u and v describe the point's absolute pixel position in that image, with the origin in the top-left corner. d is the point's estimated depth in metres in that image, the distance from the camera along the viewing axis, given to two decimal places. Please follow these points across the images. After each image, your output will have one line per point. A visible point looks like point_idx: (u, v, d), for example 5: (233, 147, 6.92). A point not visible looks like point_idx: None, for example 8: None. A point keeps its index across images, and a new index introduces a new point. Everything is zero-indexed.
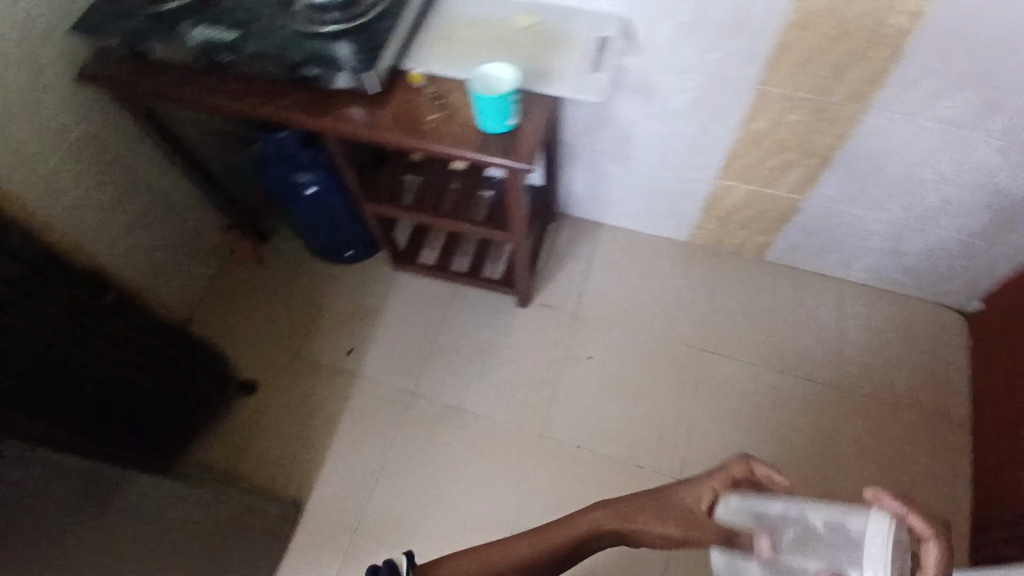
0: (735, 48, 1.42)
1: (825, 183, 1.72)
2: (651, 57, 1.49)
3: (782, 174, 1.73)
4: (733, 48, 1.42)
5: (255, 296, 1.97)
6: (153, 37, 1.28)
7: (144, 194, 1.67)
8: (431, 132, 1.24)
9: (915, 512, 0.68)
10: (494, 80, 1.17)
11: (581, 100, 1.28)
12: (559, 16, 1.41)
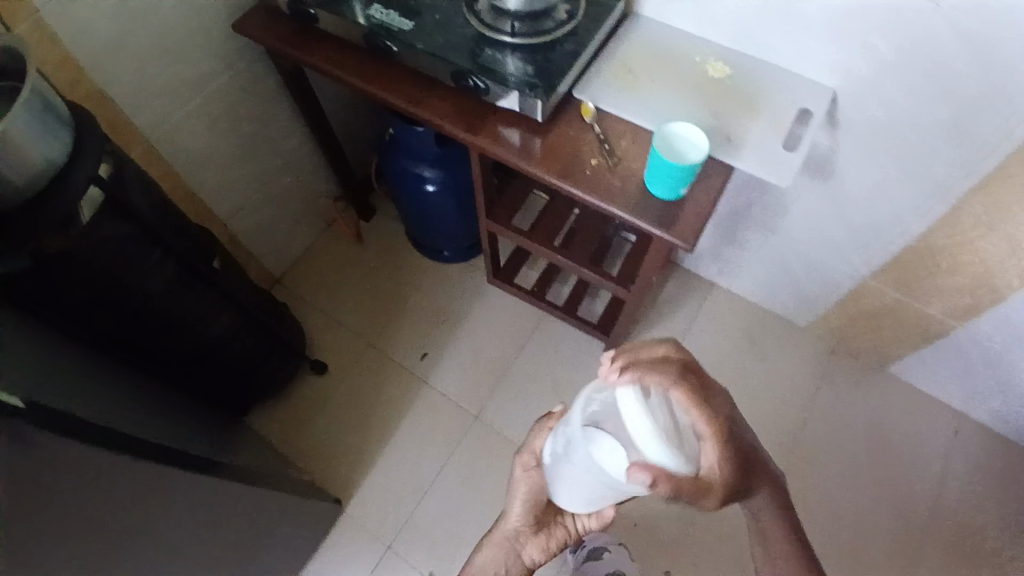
0: (950, 152, 1.21)
1: (998, 318, 1.48)
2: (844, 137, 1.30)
3: (948, 293, 1.51)
4: (947, 152, 1.21)
5: (345, 273, 1.93)
6: (322, 6, 1.20)
7: (265, 150, 1.62)
8: (589, 177, 1.11)
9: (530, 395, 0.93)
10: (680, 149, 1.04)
11: (769, 180, 1.10)
12: (757, 70, 1.24)
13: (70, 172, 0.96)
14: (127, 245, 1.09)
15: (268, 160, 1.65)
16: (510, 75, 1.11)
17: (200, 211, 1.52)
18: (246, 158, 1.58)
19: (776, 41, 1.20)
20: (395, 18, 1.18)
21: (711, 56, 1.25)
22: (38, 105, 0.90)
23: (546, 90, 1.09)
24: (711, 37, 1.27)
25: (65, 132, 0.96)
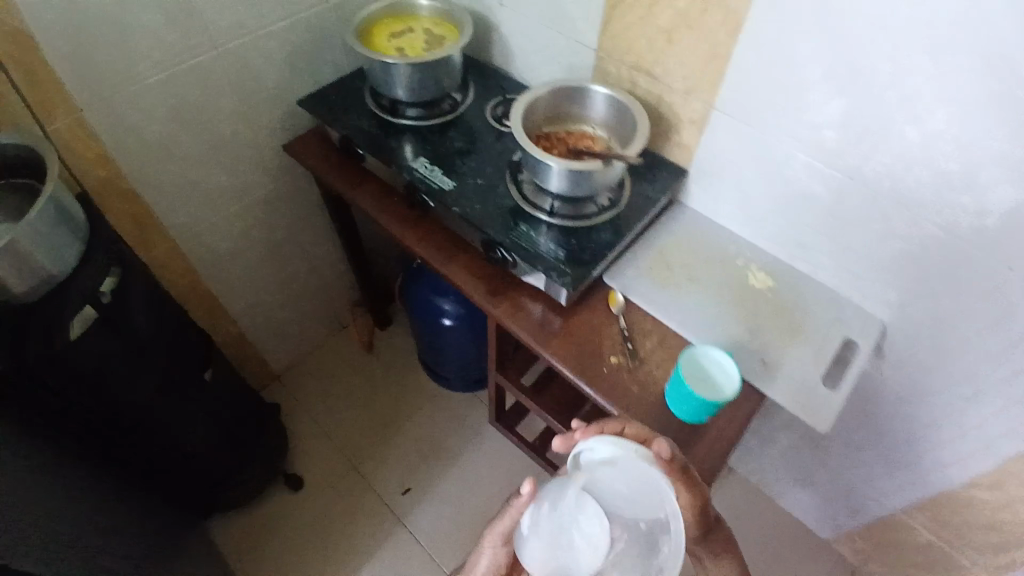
0: (1010, 416, 1.08)
1: None
2: (892, 371, 1.18)
3: (998, 556, 1.31)
4: (1007, 414, 1.08)
5: (345, 382, 1.85)
6: (372, 151, 1.22)
7: (292, 254, 1.61)
8: (604, 378, 1.03)
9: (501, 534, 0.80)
10: (712, 378, 0.95)
11: (808, 424, 1.00)
12: (803, 287, 1.16)
13: (75, 284, 0.94)
14: (110, 357, 1.05)
15: (292, 263, 1.63)
16: (540, 255, 1.06)
17: (210, 307, 1.49)
18: (270, 260, 1.56)
19: (827, 263, 1.13)
20: (436, 174, 1.19)
21: (756, 264, 1.18)
22: (55, 211, 0.89)
23: (575, 278, 1.04)
24: (757, 241, 1.21)
25: (77, 245, 0.96)
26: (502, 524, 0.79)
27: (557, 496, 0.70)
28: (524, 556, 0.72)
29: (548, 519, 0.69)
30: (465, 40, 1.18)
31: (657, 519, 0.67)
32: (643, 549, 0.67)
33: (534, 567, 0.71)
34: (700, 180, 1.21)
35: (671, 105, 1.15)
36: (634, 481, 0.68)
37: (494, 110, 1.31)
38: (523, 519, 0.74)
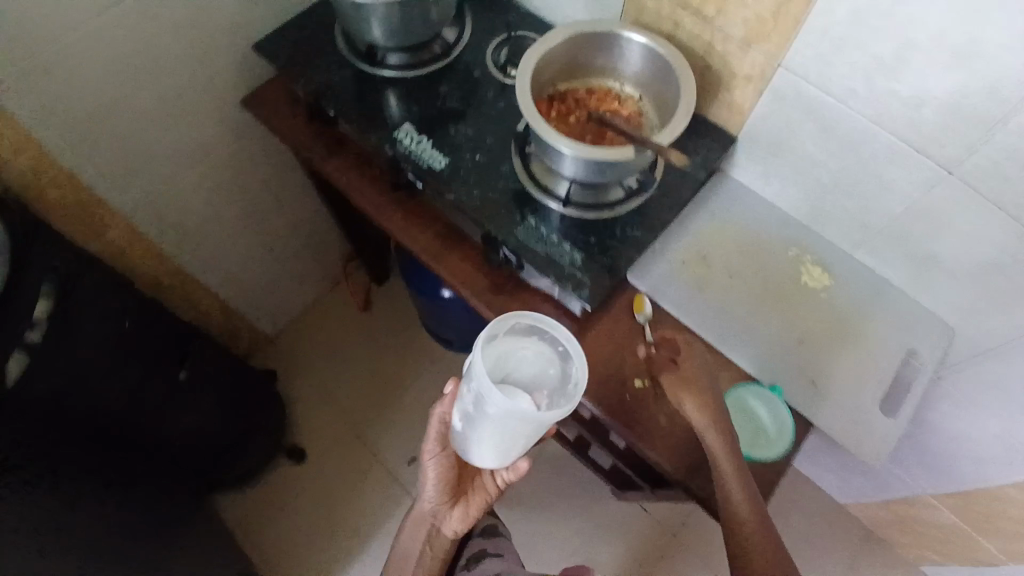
0: None
1: None
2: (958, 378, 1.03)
3: None
4: None
5: (343, 344, 1.74)
6: (347, 115, 0.99)
7: (270, 215, 1.42)
8: (625, 403, 0.88)
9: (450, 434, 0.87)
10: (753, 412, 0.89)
11: (863, 458, 0.88)
12: (861, 284, 0.98)
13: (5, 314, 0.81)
14: (63, 390, 0.90)
15: (272, 224, 1.45)
16: (552, 259, 0.88)
17: (184, 282, 1.33)
18: (246, 225, 1.38)
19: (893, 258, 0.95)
20: (424, 145, 0.97)
21: (809, 253, 0.99)
22: None
23: (593, 291, 0.86)
24: (811, 224, 1.01)
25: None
26: (439, 424, 0.86)
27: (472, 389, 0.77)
28: (473, 438, 0.82)
29: (474, 411, 0.78)
30: None
31: (561, 359, 0.78)
32: (560, 394, 0.77)
33: (487, 443, 0.81)
34: (751, 148, 0.98)
35: (723, 57, 0.90)
36: (525, 335, 0.79)
37: (495, 54, 1.05)
38: (458, 415, 0.82)
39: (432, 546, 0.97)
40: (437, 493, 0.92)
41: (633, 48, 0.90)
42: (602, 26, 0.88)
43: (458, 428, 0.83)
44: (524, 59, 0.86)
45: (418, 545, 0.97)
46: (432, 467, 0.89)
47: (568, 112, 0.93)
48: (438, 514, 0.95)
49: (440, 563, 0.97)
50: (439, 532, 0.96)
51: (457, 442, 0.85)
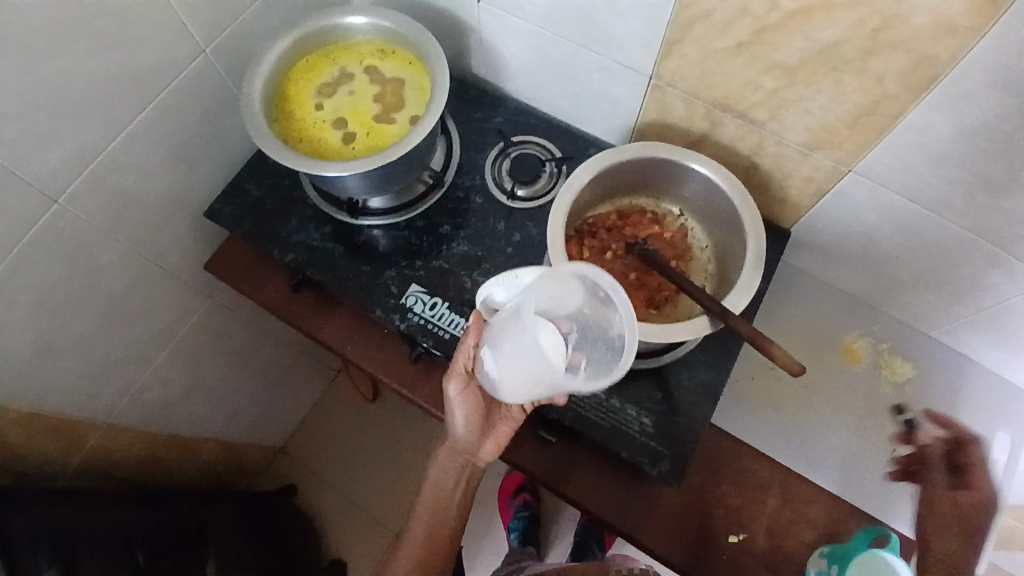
0: None
1: None
2: None
3: None
4: None
5: (360, 443, 1.56)
6: (341, 283, 0.84)
7: (260, 347, 1.23)
8: (720, 560, 0.79)
9: (462, 401, 0.73)
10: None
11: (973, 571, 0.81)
12: (944, 371, 0.88)
13: None
14: None
15: (263, 355, 1.26)
16: (621, 431, 0.77)
17: (176, 446, 1.16)
18: (234, 368, 1.20)
19: (980, 342, 0.84)
20: (439, 308, 0.82)
21: (885, 343, 0.89)
22: None
23: (674, 460, 0.76)
24: (882, 307, 0.90)
25: None
26: (463, 361, 0.70)
27: (514, 322, 0.61)
28: (506, 384, 0.64)
29: (511, 356, 0.61)
30: (443, 101, 0.75)
31: (603, 304, 0.59)
32: (594, 339, 0.59)
33: (523, 390, 0.63)
34: (813, 241, 0.86)
35: (775, 158, 0.76)
36: (569, 283, 0.60)
37: (495, 172, 0.88)
38: (490, 358, 0.64)
39: (464, 474, 0.79)
40: (469, 422, 0.75)
41: (676, 170, 0.76)
42: (632, 153, 0.75)
43: (491, 374, 0.64)
44: (553, 211, 0.73)
45: (450, 470, 0.79)
46: (462, 397, 0.73)
47: (603, 248, 0.79)
48: (470, 449, 0.77)
49: (465, 500, 0.79)
50: (468, 462, 0.78)
51: (488, 388, 0.67)
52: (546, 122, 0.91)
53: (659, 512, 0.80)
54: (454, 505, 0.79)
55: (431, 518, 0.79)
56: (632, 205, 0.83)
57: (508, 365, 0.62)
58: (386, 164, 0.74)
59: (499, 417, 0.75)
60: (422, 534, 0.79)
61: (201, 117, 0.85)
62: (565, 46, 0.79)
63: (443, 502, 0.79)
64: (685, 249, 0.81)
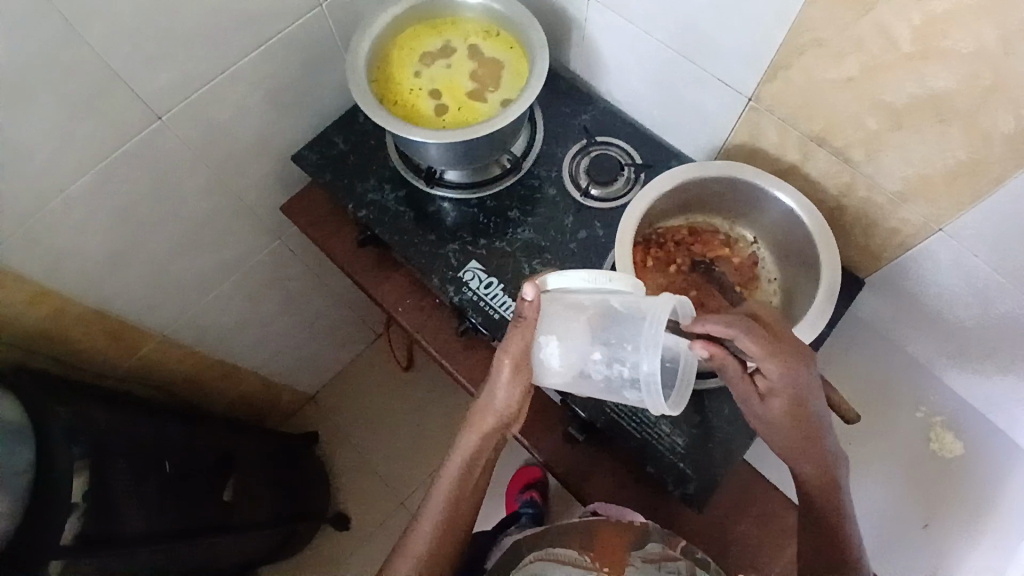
0: None
1: None
2: None
3: None
4: None
5: (387, 409, 1.60)
6: (405, 247, 0.86)
7: (313, 296, 1.27)
8: None
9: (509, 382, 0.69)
10: None
11: None
12: (997, 456, 0.84)
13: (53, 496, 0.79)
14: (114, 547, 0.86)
15: (315, 304, 1.30)
16: (652, 447, 0.77)
17: (219, 372, 1.22)
18: (287, 310, 1.25)
19: None
20: (494, 289, 0.84)
21: (939, 416, 0.86)
22: None
23: (700, 485, 0.75)
24: (945, 377, 0.86)
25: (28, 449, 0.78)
26: (520, 344, 0.67)
27: (598, 332, 0.64)
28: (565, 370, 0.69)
29: (585, 355, 0.65)
30: (538, 89, 0.76)
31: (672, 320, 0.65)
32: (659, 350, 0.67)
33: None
34: (885, 295, 0.83)
35: (863, 202, 0.74)
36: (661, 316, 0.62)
37: (573, 167, 0.89)
38: (559, 356, 0.67)
39: (491, 450, 0.75)
40: (512, 399, 0.71)
41: (757, 196, 0.75)
42: (715, 171, 0.74)
43: (551, 364, 0.67)
44: (626, 215, 0.73)
45: (480, 447, 0.74)
46: (513, 377, 0.69)
47: (668, 260, 0.79)
48: (506, 424, 0.74)
49: (486, 476, 0.76)
50: (498, 437, 0.75)
51: (534, 371, 0.70)
52: (633, 128, 0.91)
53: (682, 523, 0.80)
54: (478, 484, 0.75)
55: (455, 493, 0.73)
56: (704, 224, 0.82)
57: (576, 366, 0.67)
58: (471, 139, 0.76)
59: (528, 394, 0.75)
60: (446, 508, 0.72)
61: (305, 66, 0.89)
62: (668, 54, 0.79)
63: (469, 478, 0.74)
64: (751, 277, 0.80)
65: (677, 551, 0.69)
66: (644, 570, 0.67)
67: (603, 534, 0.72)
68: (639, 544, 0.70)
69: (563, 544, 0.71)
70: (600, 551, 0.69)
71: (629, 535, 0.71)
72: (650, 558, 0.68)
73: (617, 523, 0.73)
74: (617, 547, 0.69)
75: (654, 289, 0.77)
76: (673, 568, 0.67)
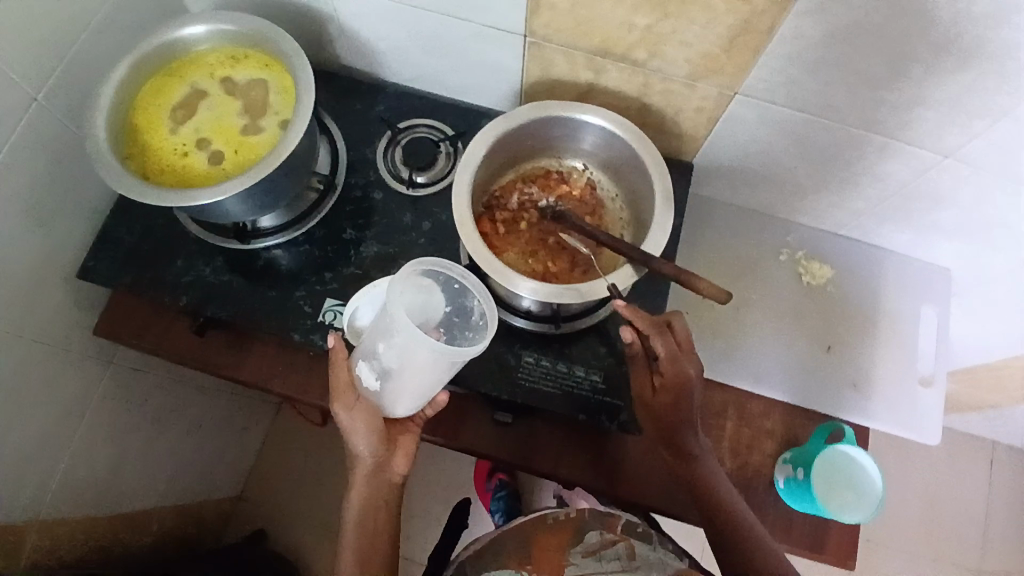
0: None
1: None
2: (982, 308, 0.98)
3: None
4: None
5: (321, 466, 1.49)
6: (248, 315, 0.78)
7: (183, 400, 1.14)
8: None
9: (359, 420, 0.68)
10: (848, 491, 0.75)
11: (910, 436, 0.84)
12: (861, 263, 0.91)
13: None
14: None
15: (189, 407, 1.16)
16: (573, 395, 0.76)
17: (117, 526, 1.06)
18: (160, 428, 1.10)
19: (882, 229, 0.88)
20: None
21: (800, 249, 0.91)
22: None
23: (631, 410, 0.76)
24: (789, 215, 0.92)
25: None
26: (338, 385, 0.67)
27: (381, 334, 0.64)
28: (394, 392, 0.67)
29: (389, 361, 0.64)
30: (312, 101, 0.69)
31: (458, 296, 0.66)
32: (461, 328, 0.65)
33: (411, 388, 0.66)
34: (713, 169, 0.87)
35: (664, 95, 0.76)
36: (425, 283, 0.65)
37: (389, 163, 0.83)
38: (369, 371, 0.66)
39: (383, 500, 0.73)
40: (372, 443, 0.70)
41: (564, 126, 0.75)
42: (520, 115, 0.72)
43: (375, 387, 0.66)
44: (455, 195, 0.70)
45: (367, 503, 0.73)
46: (354, 421, 0.68)
47: (515, 217, 0.77)
48: (381, 468, 0.72)
49: (391, 518, 0.74)
50: (384, 484, 0.73)
51: (377, 405, 0.68)
52: (432, 101, 0.87)
53: (636, 449, 0.81)
54: (381, 520, 0.73)
55: (359, 551, 0.72)
56: (534, 168, 0.81)
57: (401, 377, 0.65)
58: (264, 178, 0.68)
59: (398, 429, 0.74)
60: (357, 555, 0.72)
61: (49, 171, 0.75)
62: (432, 18, 0.75)
63: (368, 530, 0.72)
64: (597, 202, 0.79)
65: (613, 535, 0.72)
66: (584, 566, 0.70)
67: (541, 539, 0.72)
68: (577, 539, 0.72)
69: (501, 563, 0.70)
70: (539, 555, 0.71)
71: (567, 530, 0.72)
72: (589, 551, 0.71)
73: (553, 520, 0.73)
74: (554, 549, 0.71)
75: (514, 252, 0.76)
76: (612, 555, 0.71)
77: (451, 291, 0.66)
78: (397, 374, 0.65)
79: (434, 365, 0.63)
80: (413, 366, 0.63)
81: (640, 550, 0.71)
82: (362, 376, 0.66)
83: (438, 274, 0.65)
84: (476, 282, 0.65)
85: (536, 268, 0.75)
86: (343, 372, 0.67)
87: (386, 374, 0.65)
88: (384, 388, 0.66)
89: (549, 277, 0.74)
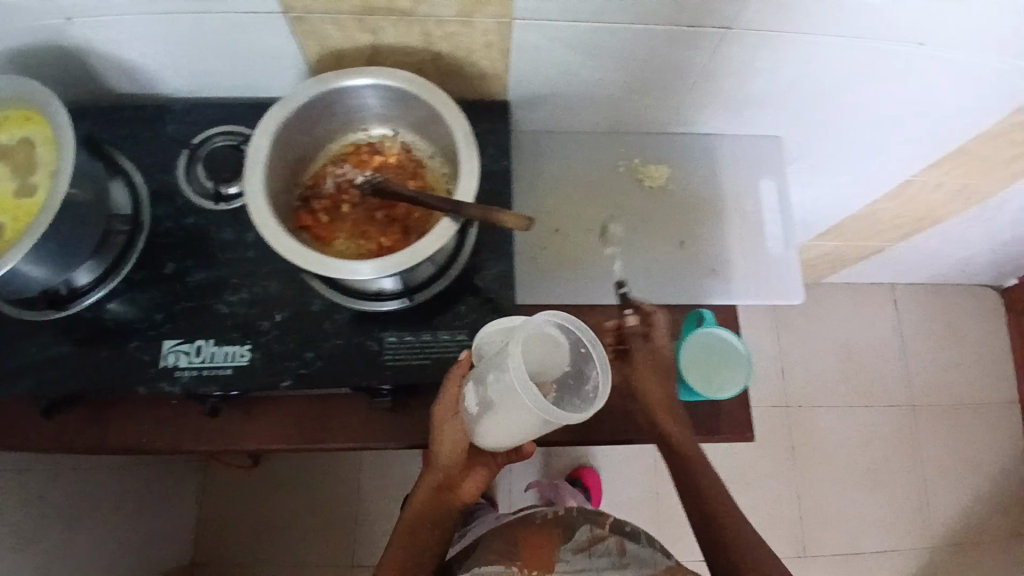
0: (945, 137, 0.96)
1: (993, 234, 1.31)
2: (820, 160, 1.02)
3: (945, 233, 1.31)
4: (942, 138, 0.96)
5: (270, 506, 1.44)
6: (86, 385, 0.72)
7: (84, 489, 1.07)
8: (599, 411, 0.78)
9: (454, 435, 0.69)
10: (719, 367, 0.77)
11: (775, 301, 0.87)
12: (692, 153, 0.93)
13: None
14: None
15: (94, 493, 1.09)
16: (444, 359, 0.73)
17: None
18: (65, 526, 1.02)
19: (704, 115, 0.90)
20: (205, 347, 0.73)
21: (635, 157, 0.92)
22: None
23: None
24: (618, 125, 0.92)
25: None
26: (447, 401, 0.68)
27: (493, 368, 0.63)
28: (490, 426, 0.66)
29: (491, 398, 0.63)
30: (73, 142, 0.64)
31: (580, 361, 0.60)
32: (572, 394, 0.60)
33: (507, 430, 0.65)
34: (529, 100, 0.86)
35: (448, 38, 0.74)
36: (551, 335, 0.61)
37: (194, 183, 0.78)
38: (473, 396, 0.66)
39: (444, 516, 0.75)
40: (456, 460, 0.71)
41: (350, 95, 0.72)
42: (299, 94, 0.68)
43: (474, 411, 0.66)
44: (250, 195, 0.65)
45: (427, 513, 0.74)
46: (446, 434, 0.69)
47: (335, 202, 0.74)
48: (449, 487, 0.73)
49: (439, 536, 0.75)
50: (450, 503, 0.74)
51: (470, 431, 0.69)
52: (225, 108, 0.82)
53: None
54: (429, 534, 0.75)
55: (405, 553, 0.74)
56: (342, 147, 0.78)
57: (498, 418, 0.64)
58: (44, 236, 0.63)
59: (480, 461, 0.73)
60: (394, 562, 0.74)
61: None
62: (180, 20, 0.69)
63: (417, 534, 0.74)
64: (416, 164, 0.77)
65: (599, 533, 0.77)
66: (573, 561, 0.74)
67: (528, 537, 0.77)
68: (566, 537, 0.77)
69: (489, 561, 0.75)
70: (527, 553, 0.75)
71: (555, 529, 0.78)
72: (578, 547, 0.76)
73: (542, 520, 0.80)
74: (543, 546, 0.76)
75: (342, 237, 0.73)
76: (601, 551, 0.75)
77: (578, 354, 0.60)
78: (493, 414, 0.64)
79: (536, 423, 0.60)
80: (512, 416, 0.62)
81: (626, 548, 0.76)
82: (466, 399, 0.67)
83: (572, 333, 0.60)
84: (604, 353, 0.59)
85: (369, 246, 0.72)
86: (453, 386, 0.68)
87: (484, 408, 0.64)
88: (480, 418, 0.66)
89: (384, 251, 0.72)
